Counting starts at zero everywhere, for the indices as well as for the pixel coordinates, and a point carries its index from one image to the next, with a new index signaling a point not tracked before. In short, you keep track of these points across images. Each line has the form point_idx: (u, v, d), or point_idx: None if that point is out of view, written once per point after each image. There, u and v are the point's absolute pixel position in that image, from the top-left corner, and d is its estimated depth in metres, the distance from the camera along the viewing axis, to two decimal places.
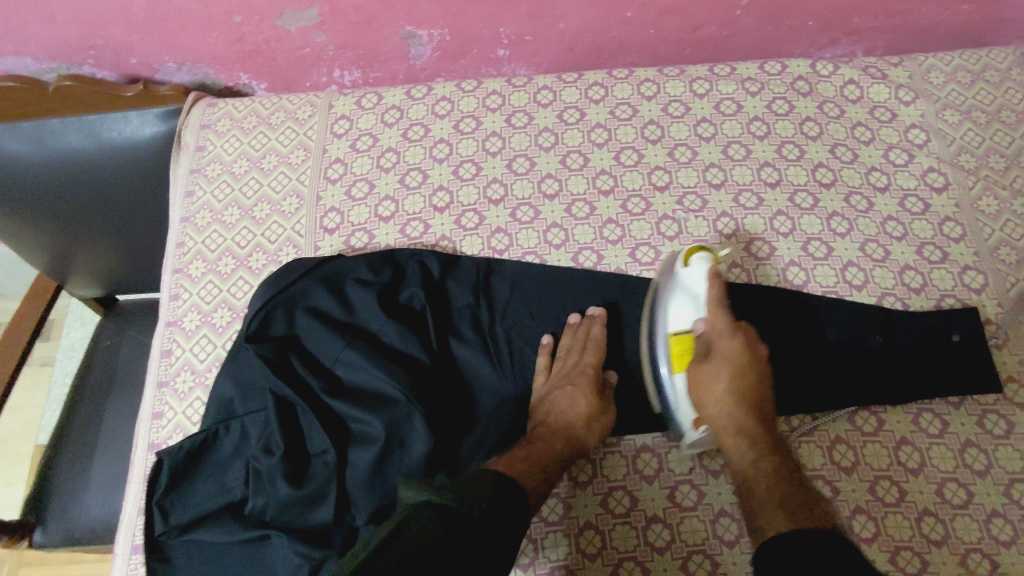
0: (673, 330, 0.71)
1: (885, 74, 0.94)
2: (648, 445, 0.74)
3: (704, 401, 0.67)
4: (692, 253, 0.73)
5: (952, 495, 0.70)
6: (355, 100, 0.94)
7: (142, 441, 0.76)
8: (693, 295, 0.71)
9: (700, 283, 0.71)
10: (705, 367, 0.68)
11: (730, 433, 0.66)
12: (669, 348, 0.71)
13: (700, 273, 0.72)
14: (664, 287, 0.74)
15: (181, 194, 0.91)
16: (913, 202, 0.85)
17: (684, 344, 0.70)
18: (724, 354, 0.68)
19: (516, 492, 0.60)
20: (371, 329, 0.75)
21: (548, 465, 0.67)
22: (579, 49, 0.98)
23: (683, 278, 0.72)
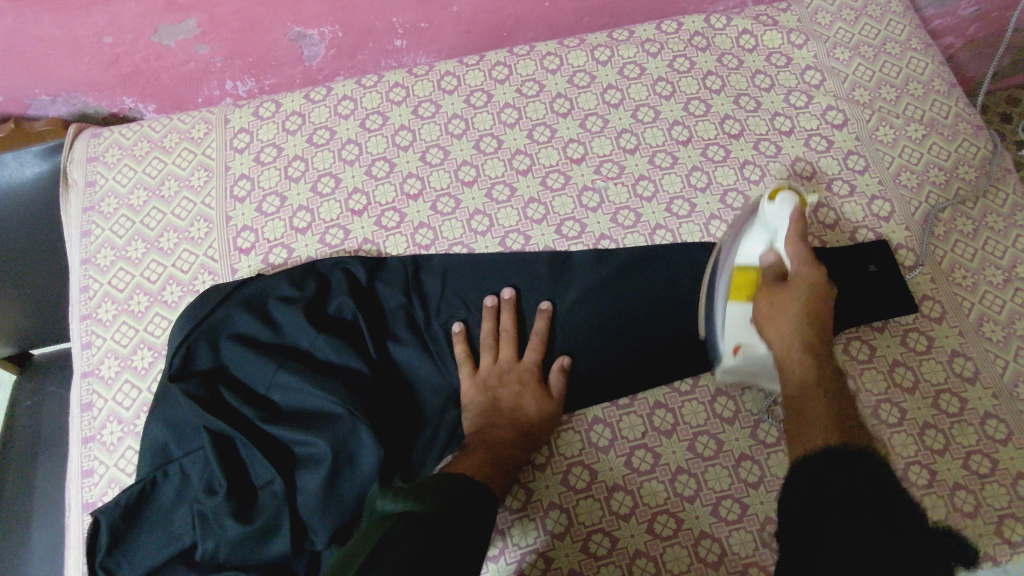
0: (739, 262, 0.70)
1: (776, 20, 0.96)
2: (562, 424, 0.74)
3: (769, 322, 0.66)
4: (777, 191, 0.68)
5: (887, 415, 0.73)
6: (252, 111, 0.90)
7: (75, 502, 0.72)
8: (772, 229, 0.68)
9: (783, 220, 0.68)
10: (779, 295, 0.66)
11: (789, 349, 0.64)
12: (730, 277, 0.70)
13: (785, 212, 0.67)
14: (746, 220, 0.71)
15: (76, 235, 0.84)
16: (817, 141, 0.88)
17: (745, 277, 0.70)
18: (800, 281, 0.66)
19: (483, 489, 0.60)
20: (303, 346, 0.72)
21: (503, 458, 0.67)
22: (477, 31, 0.97)
23: (766, 213, 0.68)
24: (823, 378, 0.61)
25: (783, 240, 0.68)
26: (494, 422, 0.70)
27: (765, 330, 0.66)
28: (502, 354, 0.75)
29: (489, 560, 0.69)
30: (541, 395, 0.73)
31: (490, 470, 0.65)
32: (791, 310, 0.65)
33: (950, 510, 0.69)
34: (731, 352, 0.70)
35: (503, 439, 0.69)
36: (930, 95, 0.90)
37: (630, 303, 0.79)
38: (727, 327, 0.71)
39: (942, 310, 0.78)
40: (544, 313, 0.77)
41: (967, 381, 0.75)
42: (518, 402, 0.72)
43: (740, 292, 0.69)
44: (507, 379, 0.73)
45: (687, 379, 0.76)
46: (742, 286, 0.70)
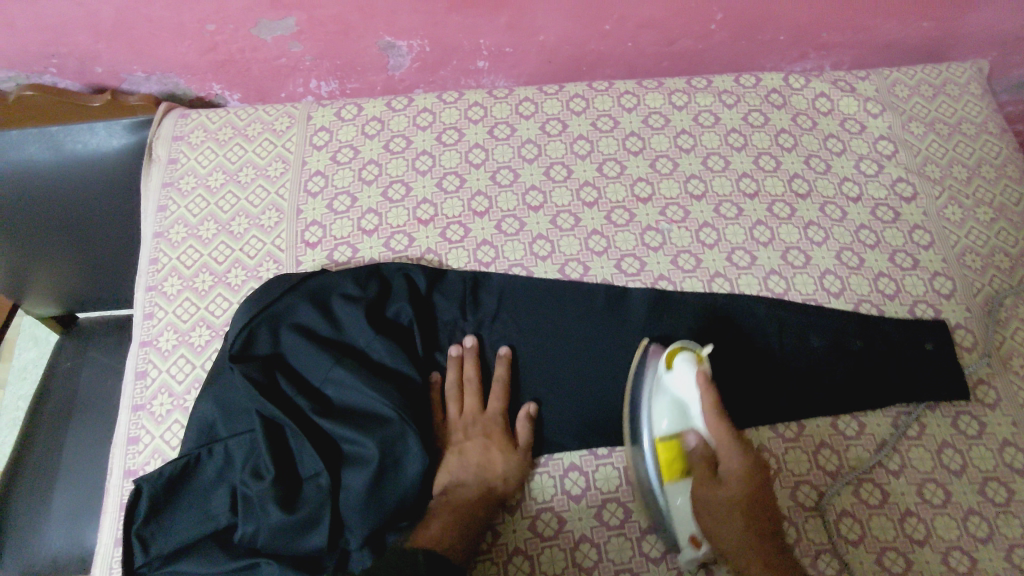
0: (659, 434, 0.69)
1: (854, 87, 0.97)
2: (576, 464, 0.74)
3: (709, 510, 0.67)
4: (675, 355, 0.71)
5: (931, 495, 0.72)
6: (334, 111, 0.92)
7: (117, 468, 0.73)
8: (679, 400, 0.70)
9: (690, 391, 0.69)
10: (710, 493, 0.67)
11: (745, 547, 0.64)
12: (655, 452, 0.69)
13: (688, 377, 0.69)
14: (644, 384, 0.73)
15: (153, 208, 0.87)
16: (883, 211, 0.89)
17: (671, 451, 0.69)
18: (732, 479, 0.66)
19: (444, 560, 0.61)
20: (359, 345, 0.73)
21: (471, 523, 0.67)
22: (558, 61, 0.99)
23: (668, 383, 0.71)
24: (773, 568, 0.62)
25: (695, 410, 0.70)
26: (462, 482, 0.71)
27: (709, 533, 0.66)
28: (468, 405, 0.76)
29: None
30: (507, 449, 0.72)
31: (453, 535, 0.66)
32: (730, 500, 0.66)
33: None
34: (689, 545, 0.67)
35: (467, 500, 0.69)
36: (1002, 179, 0.90)
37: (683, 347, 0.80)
38: (676, 516, 0.68)
39: (996, 396, 0.77)
40: (504, 359, 0.77)
41: (1016, 472, 0.73)
42: (482, 457, 0.72)
43: (672, 471, 0.69)
44: (472, 433, 0.74)
45: None
46: (672, 462, 0.69)
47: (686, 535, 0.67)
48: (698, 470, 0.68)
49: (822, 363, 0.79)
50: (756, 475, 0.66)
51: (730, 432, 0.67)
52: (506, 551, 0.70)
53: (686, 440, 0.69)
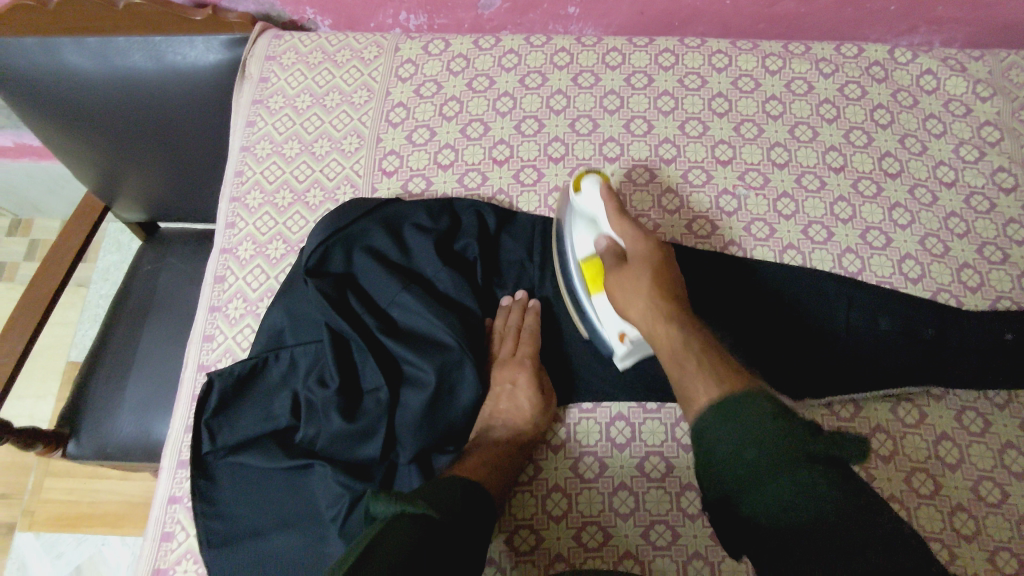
0: (581, 257, 0.72)
1: (964, 67, 0.91)
2: (623, 414, 0.74)
3: (627, 304, 0.65)
4: (580, 179, 0.73)
5: (987, 494, 0.70)
6: (421, 45, 0.93)
7: (192, 362, 0.78)
8: (591, 217, 0.72)
9: (596, 205, 0.71)
10: (622, 271, 0.66)
11: (654, 318, 0.61)
12: (583, 274, 0.72)
13: (592, 194, 0.71)
14: (564, 217, 0.76)
15: (242, 123, 0.90)
16: (978, 200, 0.84)
17: (592, 266, 0.71)
18: (639, 255, 0.67)
19: (481, 493, 0.60)
20: (427, 274, 0.75)
21: (502, 464, 0.66)
22: (651, 14, 0.96)
23: (579, 205, 0.73)
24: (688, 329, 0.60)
25: (604, 220, 0.71)
26: (497, 425, 0.69)
27: (623, 307, 0.65)
28: (503, 353, 0.74)
29: (553, 518, 0.70)
30: (535, 393, 0.70)
31: (487, 470, 0.64)
32: (637, 275, 0.65)
33: None
34: (618, 341, 0.70)
35: (500, 444, 0.68)
36: None
37: (745, 314, 0.79)
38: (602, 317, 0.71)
39: None
40: (534, 308, 0.76)
41: None
42: (512, 400, 0.70)
43: (594, 282, 0.71)
44: (502, 376, 0.72)
45: (786, 403, 0.75)
46: (595, 279, 0.71)
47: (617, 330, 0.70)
48: (608, 263, 0.68)
49: (887, 347, 0.77)
50: (668, 271, 0.66)
51: (633, 230, 0.68)
52: (545, 486, 0.71)
53: (597, 245, 0.71)
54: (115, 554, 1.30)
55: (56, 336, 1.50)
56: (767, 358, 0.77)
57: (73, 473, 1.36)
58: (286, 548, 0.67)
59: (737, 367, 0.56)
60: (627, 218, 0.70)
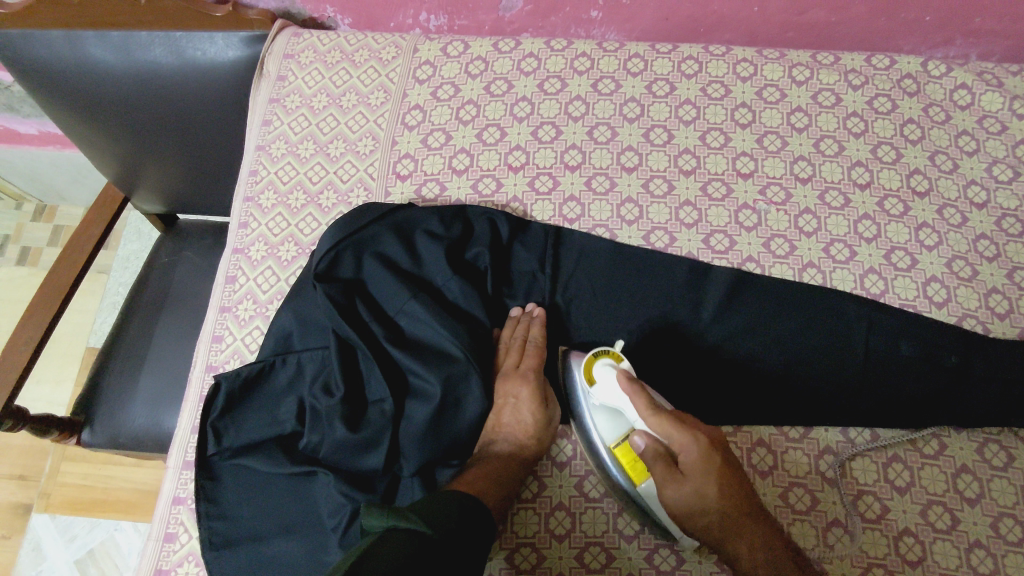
0: (612, 445, 0.67)
1: (1001, 82, 0.88)
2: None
3: (697, 488, 0.62)
4: (594, 365, 0.68)
5: (1007, 531, 0.68)
6: (440, 47, 0.92)
7: (200, 361, 0.78)
8: (614, 407, 0.68)
9: (619, 398, 0.66)
10: (682, 488, 0.63)
11: (726, 516, 0.62)
12: (618, 461, 0.67)
13: (610, 383, 0.66)
14: (577, 408, 0.70)
15: (258, 122, 0.90)
16: (1010, 223, 0.81)
17: (628, 454, 0.66)
18: (689, 463, 0.63)
19: (481, 511, 0.60)
20: (437, 283, 0.74)
21: (505, 479, 0.65)
22: (675, 20, 0.94)
23: (595, 397, 0.67)
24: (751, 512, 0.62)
25: (632, 412, 0.65)
26: (499, 440, 0.69)
27: (686, 513, 0.63)
28: (507, 365, 0.72)
29: (556, 537, 0.69)
30: (538, 411, 0.69)
31: (490, 486, 0.64)
32: (699, 489, 0.63)
33: None
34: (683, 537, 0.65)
35: (501, 461, 0.67)
36: None
37: (761, 334, 0.76)
38: (654, 509, 0.66)
39: None
40: (540, 320, 0.74)
41: None
42: (515, 415, 0.69)
43: (636, 471, 0.66)
44: (505, 390, 0.70)
45: (799, 428, 0.73)
46: (633, 465, 0.66)
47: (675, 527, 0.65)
48: (659, 470, 0.64)
49: (906, 372, 0.74)
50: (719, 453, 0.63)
51: (670, 425, 0.63)
52: (549, 503, 0.70)
53: (635, 442, 0.66)
54: (126, 540, 1.32)
55: (75, 322, 1.52)
56: (778, 379, 0.75)
57: (87, 458, 1.38)
58: (286, 556, 0.67)
59: (802, 568, 0.61)
60: (662, 413, 0.63)
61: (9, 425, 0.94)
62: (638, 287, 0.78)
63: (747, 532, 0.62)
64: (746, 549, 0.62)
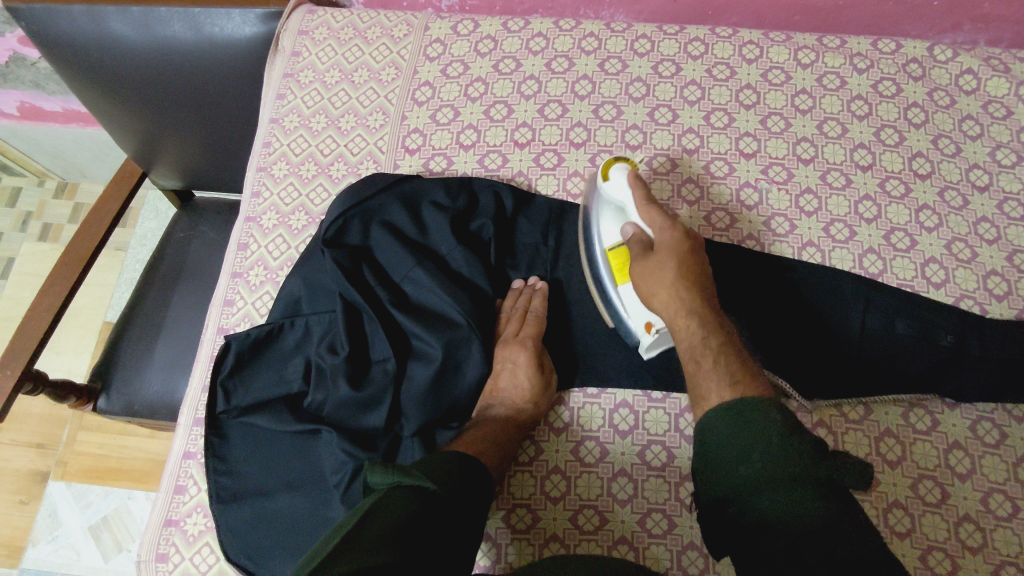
0: (608, 245, 0.73)
1: (1008, 68, 0.88)
2: (628, 402, 0.74)
3: (652, 293, 0.67)
4: (610, 166, 0.73)
5: (997, 507, 0.69)
6: (451, 25, 0.93)
7: (212, 324, 0.80)
8: (619, 205, 0.73)
9: (625, 193, 0.71)
10: (648, 261, 0.68)
11: (681, 317, 0.64)
12: (608, 263, 0.73)
13: (620, 182, 0.71)
14: (591, 202, 0.76)
15: (272, 95, 0.92)
16: (1012, 206, 0.81)
17: (618, 255, 0.72)
18: (665, 245, 0.68)
19: (481, 472, 0.61)
20: (441, 252, 0.76)
21: (502, 441, 0.67)
22: (683, 3, 0.95)
23: (605, 193, 0.73)
24: (706, 328, 0.63)
25: (631, 208, 0.71)
26: (498, 403, 0.71)
27: (647, 294, 0.68)
28: (507, 332, 0.74)
29: (551, 500, 0.71)
30: (535, 376, 0.70)
31: (488, 447, 0.66)
32: (662, 267, 0.66)
33: None
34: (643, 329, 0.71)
35: (498, 422, 0.69)
36: None
37: (758, 309, 0.78)
38: (629, 306, 0.73)
39: None
40: (541, 292, 0.76)
41: None
42: (513, 379, 0.71)
43: (620, 270, 0.72)
44: (504, 355, 0.72)
45: (794, 401, 0.74)
46: (620, 265, 0.72)
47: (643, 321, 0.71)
48: (634, 252, 0.70)
49: (902, 349, 0.75)
50: (694, 254, 0.67)
51: (661, 219, 0.69)
52: (545, 467, 0.72)
53: (625, 232, 0.71)
54: (139, 507, 1.35)
55: (93, 296, 1.56)
56: (800, 355, 0.76)
57: (103, 428, 1.42)
58: (290, 511, 0.69)
59: (755, 373, 0.60)
60: (655, 207, 0.70)
61: (30, 386, 0.98)
62: None
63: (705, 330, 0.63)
64: (693, 343, 0.63)
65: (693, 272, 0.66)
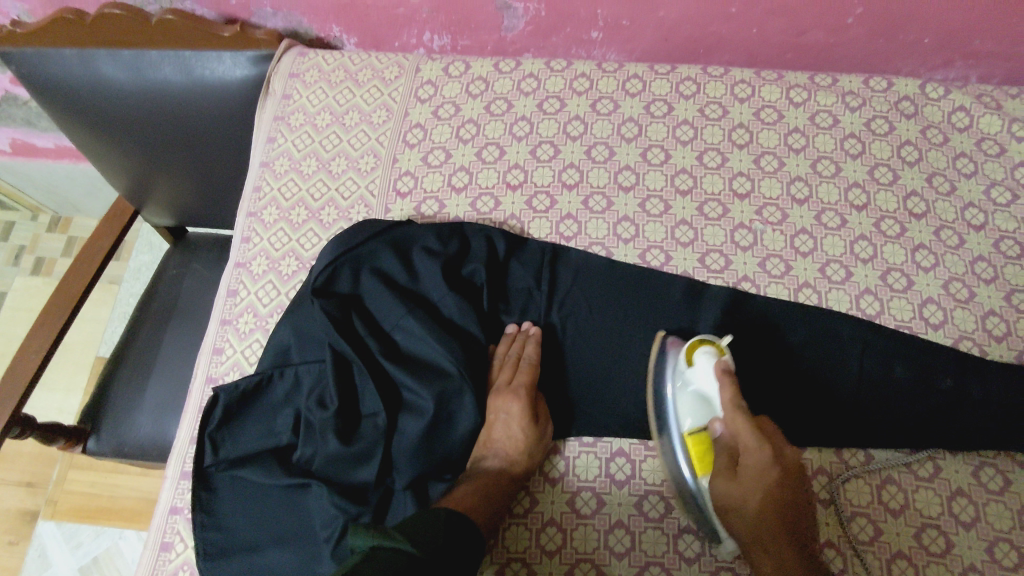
0: (688, 430, 0.69)
1: (1000, 104, 0.88)
2: (624, 450, 0.73)
3: (733, 515, 0.63)
4: (696, 349, 0.70)
5: (1003, 556, 0.67)
6: (442, 66, 0.93)
7: (201, 373, 0.79)
8: (702, 394, 0.69)
9: (712, 384, 0.68)
10: (732, 481, 0.64)
11: (753, 547, 0.62)
12: (686, 449, 0.69)
13: (706, 370, 0.69)
14: (668, 382, 0.73)
15: (263, 138, 0.92)
16: (1008, 245, 0.81)
17: (699, 445, 0.68)
18: (749, 469, 0.63)
19: (469, 527, 0.60)
20: (433, 299, 0.75)
21: (495, 495, 0.65)
22: (674, 41, 0.96)
23: (689, 378, 0.70)
24: (780, 547, 0.60)
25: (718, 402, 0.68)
26: (490, 454, 0.69)
27: (726, 515, 0.64)
28: (500, 380, 0.72)
29: (546, 553, 0.69)
30: (528, 426, 0.68)
31: (478, 502, 0.64)
32: (744, 493, 0.63)
33: None
34: (728, 540, 0.66)
35: (490, 475, 0.67)
36: None
37: (753, 353, 0.77)
38: (709, 510, 0.67)
39: None
40: (535, 338, 0.75)
41: None
42: (506, 430, 0.69)
43: (701, 461, 0.67)
44: (497, 404, 0.70)
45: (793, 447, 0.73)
46: (702, 457, 0.68)
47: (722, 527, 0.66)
48: (719, 462, 0.66)
49: (900, 393, 0.74)
50: (783, 480, 0.62)
51: (742, 419, 0.65)
52: (540, 519, 0.71)
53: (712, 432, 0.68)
54: (130, 548, 1.33)
55: (85, 331, 1.54)
56: (788, 402, 0.75)
57: (94, 466, 1.40)
58: (280, 568, 0.68)
59: None
60: (743, 406, 0.66)
61: (16, 432, 0.96)
62: (631, 304, 0.79)
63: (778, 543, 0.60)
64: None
65: (780, 502, 0.61)
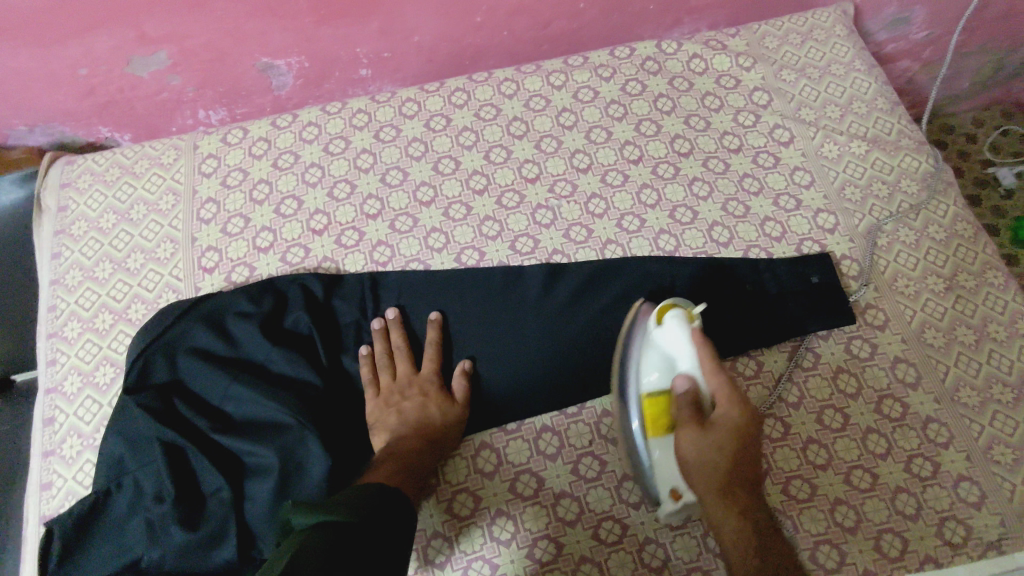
0: (647, 390, 0.69)
1: (725, 45, 1.00)
2: (488, 442, 0.75)
3: (691, 460, 0.63)
4: (665, 313, 0.71)
5: (831, 421, 0.75)
6: (219, 138, 0.93)
7: (33, 514, 0.73)
8: (668, 356, 0.70)
9: (679, 344, 0.68)
10: (696, 429, 0.63)
11: (715, 492, 0.61)
12: (642, 409, 0.69)
13: (676, 332, 0.69)
14: (635, 345, 0.72)
15: (47, 258, 0.87)
16: (764, 158, 0.91)
17: (657, 406, 0.68)
18: (720, 422, 0.63)
19: (396, 497, 0.61)
20: (258, 359, 0.74)
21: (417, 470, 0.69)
22: (439, 59, 1.01)
23: (657, 338, 0.71)
24: (733, 485, 0.61)
25: (685, 364, 0.68)
26: (398, 436, 0.72)
27: (686, 462, 0.63)
28: (382, 380, 0.76)
29: (437, 568, 0.69)
30: (444, 402, 0.75)
31: (401, 477, 0.67)
32: (712, 440, 0.62)
33: (893, 513, 0.70)
34: (669, 497, 0.66)
35: (409, 448, 0.70)
36: (873, 113, 0.94)
37: (582, 313, 0.81)
38: (658, 468, 0.67)
39: (884, 318, 0.80)
40: (434, 323, 0.80)
41: (909, 387, 0.76)
42: (421, 411, 0.74)
43: (656, 423, 0.68)
44: (409, 393, 0.75)
45: None
46: (658, 417, 0.68)
47: (668, 488, 0.66)
48: (683, 415, 0.64)
49: (713, 309, 0.81)
50: (751, 443, 0.62)
51: (722, 386, 0.64)
52: (424, 535, 0.71)
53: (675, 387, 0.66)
54: None
55: None
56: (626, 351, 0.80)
57: None
58: None
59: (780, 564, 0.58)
60: (718, 371, 0.65)
61: None
62: (457, 308, 0.82)
63: (738, 505, 0.61)
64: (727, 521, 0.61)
65: (744, 451, 0.62)
